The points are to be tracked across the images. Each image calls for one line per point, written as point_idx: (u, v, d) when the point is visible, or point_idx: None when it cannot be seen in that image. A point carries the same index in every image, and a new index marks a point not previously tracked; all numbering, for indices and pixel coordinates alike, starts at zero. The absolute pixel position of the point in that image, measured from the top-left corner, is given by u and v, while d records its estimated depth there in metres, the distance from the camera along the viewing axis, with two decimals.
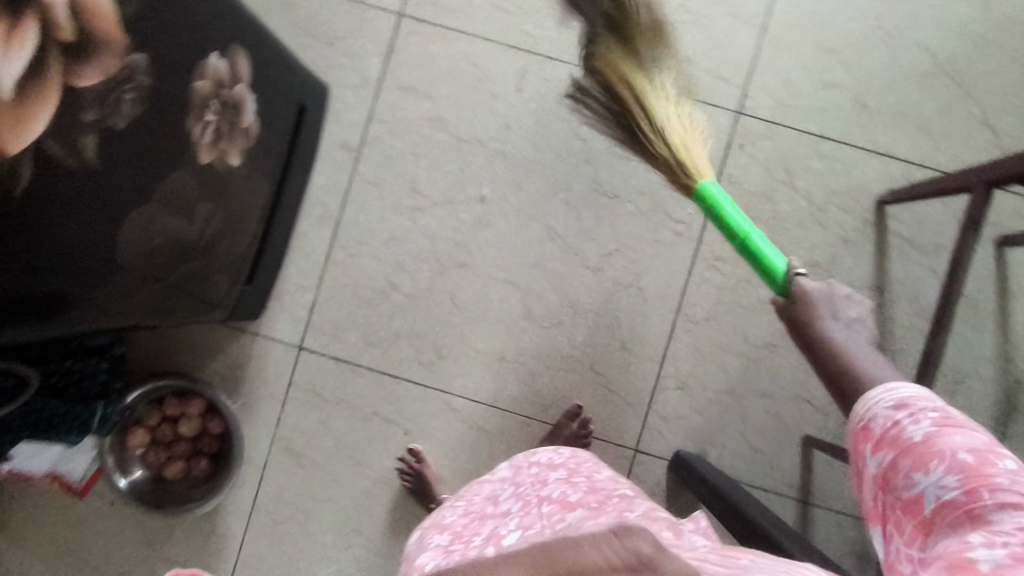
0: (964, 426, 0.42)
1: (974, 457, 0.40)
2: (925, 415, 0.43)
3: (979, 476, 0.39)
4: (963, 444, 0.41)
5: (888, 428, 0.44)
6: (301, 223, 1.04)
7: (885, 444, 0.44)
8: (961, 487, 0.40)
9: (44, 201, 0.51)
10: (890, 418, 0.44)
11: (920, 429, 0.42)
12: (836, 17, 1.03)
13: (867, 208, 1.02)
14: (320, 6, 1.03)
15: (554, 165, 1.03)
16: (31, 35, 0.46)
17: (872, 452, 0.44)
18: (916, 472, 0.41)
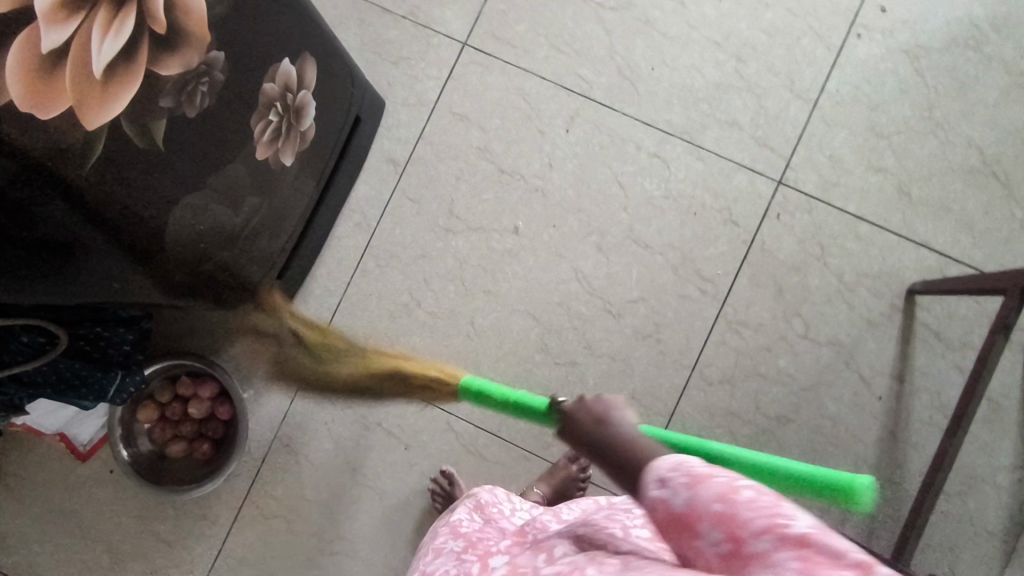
0: (706, 472, 0.40)
1: (724, 505, 0.37)
2: (678, 477, 0.40)
3: (734, 518, 0.37)
4: (711, 492, 0.38)
5: (657, 509, 0.41)
6: (338, 228, 1.06)
7: (665, 527, 0.40)
8: (729, 540, 0.37)
9: (110, 177, 0.54)
10: (655, 499, 0.41)
11: (678, 497, 0.40)
12: (888, 104, 1.04)
13: (897, 294, 1.01)
14: (391, 27, 1.08)
15: (591, 208, 1.05)
16: (128, 23, 0.49)
17: (662, 538, 0.41)
18: (697, 540, 0.38)
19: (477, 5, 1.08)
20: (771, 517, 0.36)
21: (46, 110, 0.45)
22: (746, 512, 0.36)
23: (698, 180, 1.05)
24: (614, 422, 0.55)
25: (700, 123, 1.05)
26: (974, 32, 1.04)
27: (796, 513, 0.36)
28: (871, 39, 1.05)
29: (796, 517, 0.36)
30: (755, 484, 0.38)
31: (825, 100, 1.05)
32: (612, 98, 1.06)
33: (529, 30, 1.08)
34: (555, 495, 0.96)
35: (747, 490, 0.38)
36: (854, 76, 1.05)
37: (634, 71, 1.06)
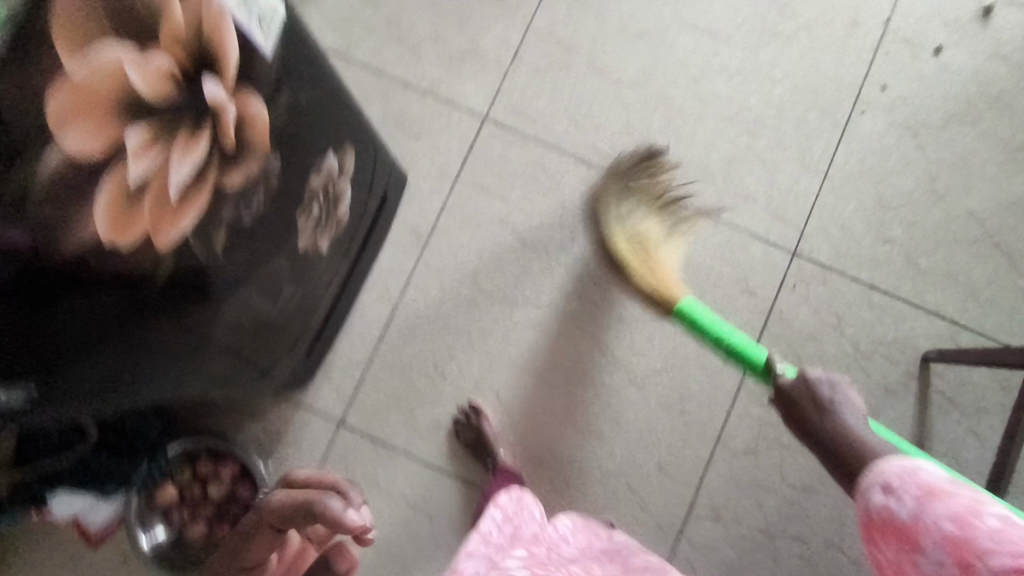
0: (947, 491, 0.44)
1: (955, 525, 0.42)
2: (912, 490, 0.45)
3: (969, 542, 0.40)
4: (943, 512, 0.43)
5: (882, 513, 0.47)
6: (360, 301, 1.07)
7: (890, 533, 0.46)
8: (953, 559, 0.41)
9: (169, 292, 0.54)
10: (883, 503, 0.47)
11: (908, 509, 0.45)
12: (894, 176, 1.08)
13: (912, 362, 1.04)
14: (413, 101, 1.10)
15: (612, 279, 1.07)
16: (203, 141, 0.49)
17: (884, 542, 0.46)
18: (917, 552, 0.43)
19: (497, 80, 1.10)
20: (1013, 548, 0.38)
21: (124, 242, 0.45)
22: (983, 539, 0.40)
23: (716, 250, 1.07)
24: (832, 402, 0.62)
25: (716, 196, 1.08)
26: (971, 109, 1.09)
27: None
28: (875, 115, 1.09)
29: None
30: (992, 515, 0.41)
31: (835, 173, 1.08)
32: (630, 171, 1.09)
33: (549, 104, 1.10)
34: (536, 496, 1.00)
35: (990, 518, 0.41)
36: (861, 149, 1.09)
37: (651, 146, 1.09)
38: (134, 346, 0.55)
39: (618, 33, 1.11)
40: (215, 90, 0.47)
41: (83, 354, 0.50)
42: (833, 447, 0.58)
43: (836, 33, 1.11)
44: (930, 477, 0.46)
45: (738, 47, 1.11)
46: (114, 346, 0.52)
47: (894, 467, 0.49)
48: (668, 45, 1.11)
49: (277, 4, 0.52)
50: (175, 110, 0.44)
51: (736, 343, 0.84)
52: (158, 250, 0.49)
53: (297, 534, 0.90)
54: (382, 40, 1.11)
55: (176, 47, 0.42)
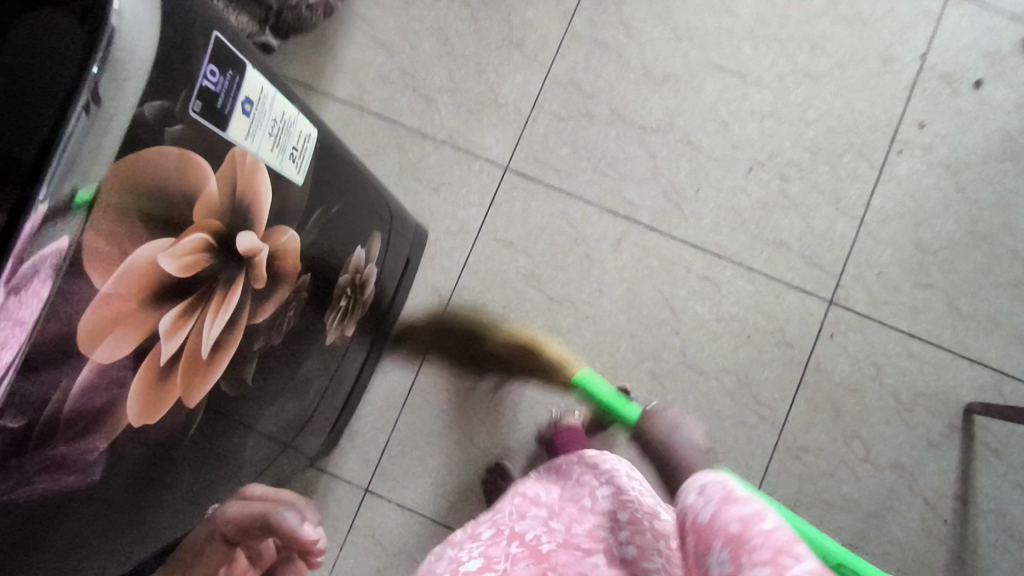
0: (739, 499, 0.49)
1: (742, 526, 0.47)
2: (709, 496, 0.50)
3: (746, 538, 0.46)
4: (738, 514, 0.48)
5: (692, 514, 0.51)
6: (384, 362, 1.03)
7: (690, 530, 0.50)
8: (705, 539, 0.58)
9: (187, 422, 0.46)
10: (694, 503, 0.51)
11: (711, 511, 0.49)
12: (934, 220, 1.04)
13: (954, 413, 1.01)
14: (430, 152, 1.05)
15: (642, 335, 1.03)
16: (239, 289, 0.45)
17: (688, 539, 0.50)
18: (712, 552, 0.47)
19: (516, 128, 1.06)
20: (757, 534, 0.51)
21: (153, 415, 0.41)
22: (756, 539, 0.45)
23: (749, 302, 1.03)
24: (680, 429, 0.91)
25: (748, 244, 1.04)
26: (1013, 147, 1.04)
27: (764, 532, 0.46)
28: (912, 155, 1.05)
29: (754, 529, 0.46)
30: (749, 516, 0.47)
31: (872, 218, 1.04)
32: (658, 221, 1.04)
33: (572, 153, 1.06)
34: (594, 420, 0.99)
35: (742, 522, 0.47)
36: (899, 193, 1.04)
37: (680, 193, 1.05)
38: (151, 482, 0.46)
39: (641, 77, 1.07)
40: (249, 242, 0.43)
41: (113, 511, 0.43)
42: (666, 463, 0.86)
43: (869, 70, 1.06)
44: (712, 494, 0.50)
45: (768, 87, 1.06)
46: (129, 490, 0.43)
47: (700, 474, 0.54)
48: (694, 87, 1.06)
49: (311, 127, 0.48)
50: (212, 274, 0.40)
51: (606, 398, 0.95)
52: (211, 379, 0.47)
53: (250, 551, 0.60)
54: (395, 89, 1.06)
55: (210, 215, 0.38)
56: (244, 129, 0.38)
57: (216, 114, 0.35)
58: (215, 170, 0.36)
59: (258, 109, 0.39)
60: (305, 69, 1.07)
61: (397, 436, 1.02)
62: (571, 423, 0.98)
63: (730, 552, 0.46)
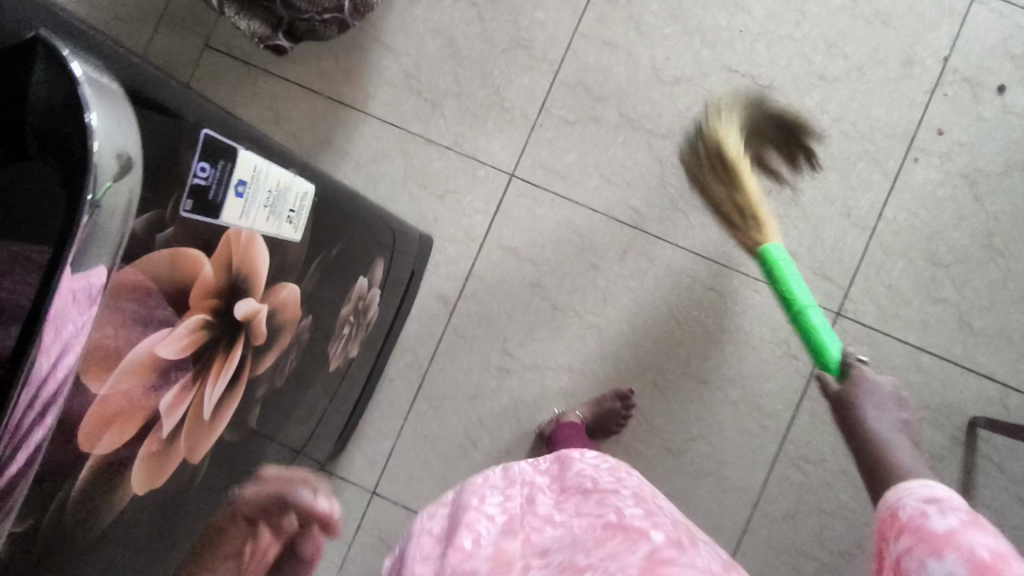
0: (977, 523, 0.47)
1: (962, 526, 0.47)
2: (952, 514, 0.49)
3: (954, 533, 0.47)
4: (985, 542, 0.45)
5: (917, 519, 0.50)
6: (390, 368, 1.04)
7: (904, 531, 0.50)
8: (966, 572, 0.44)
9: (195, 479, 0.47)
10: (919, 510, 0.51)
11: (948, 524, 0.48)
12: (949, 231, 1.02)
13: (957, 426, 1.01)
14: (435, 158, 1.04)
15: (647, 344, 1.03)
16: (239, 351, 0.45)
17: (897, 539, 0.50)
18: (926, 551, 0.47)
19: (523, 133, 1.04)
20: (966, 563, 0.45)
21: (158, 480, 0.41)
22: None
23: (756, 312, 1.02)
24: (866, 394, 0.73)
25: None
26: None
27: (986, 533, 0.46)
28: (928, 163, 1.02)
29: (985, 533, 0.46)
30: (969, 528, 0.47)
31: (884, 228, 1.02)
32: (665, 229, 1.03)
33: (579, 159, 1.04)
34: (595, 422, 0.99)
35: (948, 518, 0.48)
36: (912, 202, 1.02)
37: (688, 201, 1.03)
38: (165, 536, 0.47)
39: (651, 79, 1.04)
40: (246, 306, 0.43)
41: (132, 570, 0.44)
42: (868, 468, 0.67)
43: (887, 73, 1.03)
44: (928, 502, 0.51)
45: (781, 91, 1.03)
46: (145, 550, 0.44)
47: (909, 490, 0.54)
48: (705, 90, 1.03)
49: (307, 185, 0.48)
50: (211, 346, 0.41)
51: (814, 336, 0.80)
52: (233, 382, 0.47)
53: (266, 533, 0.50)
54: (400, 92, 1.05)
55: (208, 294, 0.38)
56: (238, 210, 0.38)
57: (208, 205, 0.35)
58: (210, 255, 0.36)
59: (252, 188, 0.39)
60: (308, 70, 1.06)
61: (403, 440, 1.03)
62: (572, 420, 0.98)
63: (986, 552, 0.44)
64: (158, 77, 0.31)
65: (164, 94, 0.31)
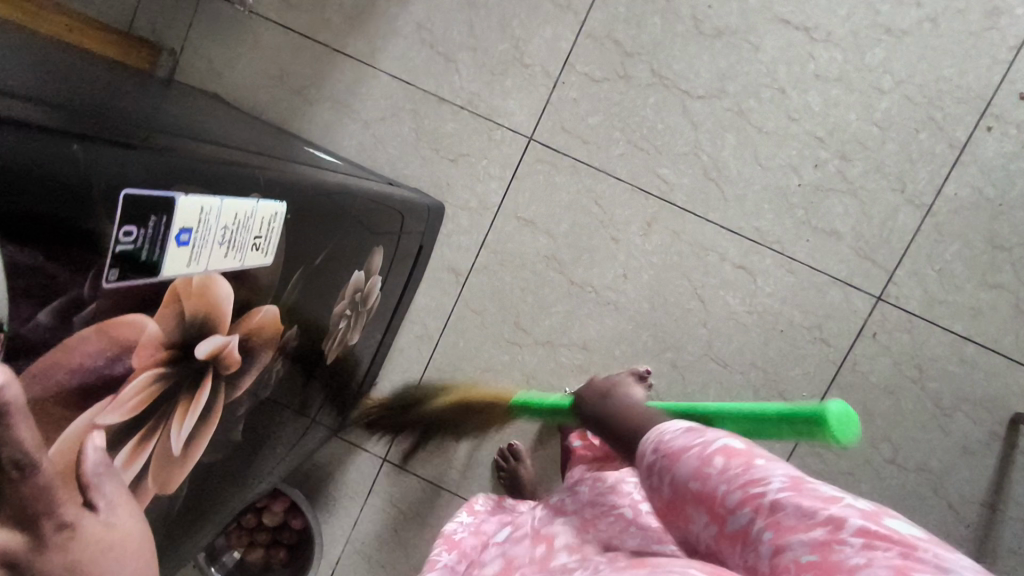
0: (682, 451, 0.47)
1: (699, 481, 0.44)
2: (691, 438, 0.47)
3: (756, 495, 0.41)
4: (686, 473, 0.45)
5: (655, 493, 0.48)
6: (400, 339, 1.03)
7: (664, 508, 0.48)
8: (703, 479, 0.44)
9: (175, 505, 0.46)
10: (652, 482, 0.48)
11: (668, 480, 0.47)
12: (1016, 210, 0.90)
13: (999, 421, 0.93)
14: (447, 120, 0.98)
15: (665, 324, 0.98)
16: (209, 385, 0.43)
17: (669, 518, 0.48)
18: (707, 517, 0.44)
19: (543, 93, 0.96)
20: (743, 484, 0.42)
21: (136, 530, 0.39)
22: (723, 480, 0.43)
23: (788, 294, 0.95)
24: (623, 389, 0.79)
25: (794, 231, 0.94)
26: None
27: (764, 470, 0.43)
28: (1002, 132, 0.90)
29: (765, 479, 0.42)
30: (731, 451, 0.45)
31: (941, 205, 0.92)
32: (694, 202, 0.95)
33: (602, 122, 0.95)
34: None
35: (717, 459, 0.44)
36: (977, 176, 0.91)
37: (721, 172, 0.94)
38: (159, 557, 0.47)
39: (689, 31, 0.93)
40: (210, 346, 0.40)
41: None
42: (616, 418, 0.70)
43: (966, 25, 0.89)
44: (688, 434, 0.48)
45: (838, 46, 0.91)
46: None
47: (645, 440, 0.51)
48: (751, 45, 0.92)
49: (276, 204, 0.43)
50: (168, 395, 0.38)
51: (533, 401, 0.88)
52: (169, 338, 0.35)
53: (76, 492, 0.31)
54: (410, 45, 0.98)
55: (155, 350, 0.35)
56: (184, 259, 0.34)
57: (141, 267, 0.31)
58: (150, 314, 0.33)
59: (200, 232, 0.35)
60: (312, 19, 0.99)
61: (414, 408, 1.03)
62: None
63: (812, 556, 0.37)
64: (37, 137, 0.25)
65: (45, 161, 0.25)
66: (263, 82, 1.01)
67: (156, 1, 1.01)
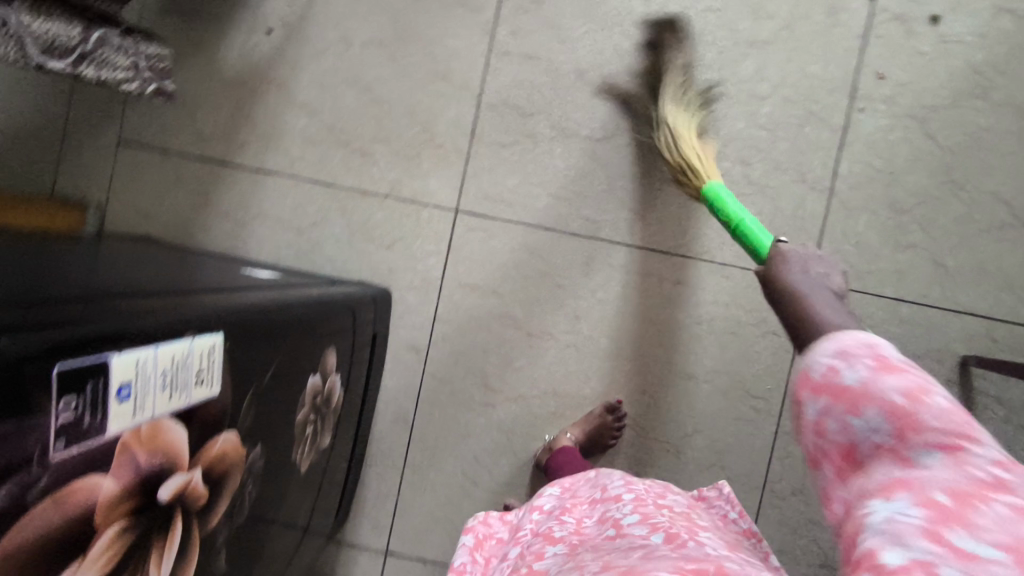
0: (900, 366, 0.43)
1: (907, 400, 0.41)
2: (916, 368, 0.43)
3: (956, 446, 0.39)
4: (895, 385, 0.41)
5: (826, 376, 0.44)
6: (376, 428, 1.04)
7: (818, 389, 0.44)
8: (908, 400, 0.41)
9: None
10: (830, 365, 0.44)
11: (858, 375, 0.43)
12: (907, 175, 0.98)
13: (950, 369, 0.98)
14: (376, 210, 1.03)
15: (625, 351, 1.01)
16: (181, 523, 0.44)
17: (807, 399, 0.45)
18: (882, 421, 0.41)
19: (460, 166, 1.02)
20: (952, 428, 0.39)
21: None
22: (930, 414, 0.40)
23: (730, 298, 1.00)
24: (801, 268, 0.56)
25: (719, 239, 1.00)
26: (979, 80, 0.96)
27: (976, 432, 0.40)
28: (875, 111, 0.98)
29: (974, 439, 0.39)
30: (953, 403, 0.41)
31: (840, 185, 0.99)
32: (622, 233, 1.01)
33: (520, 180, 1.01)
34: (589, 441, 0.97)
35: (937, 398, 0.41)
36: (865, 154, 0.99)
37: (639, 201, 1.00)
38: None
39: (577, 82, 1.00)
40: (172, 485, 0.42)
41: None
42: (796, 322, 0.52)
43: (817, 26, 0.98)
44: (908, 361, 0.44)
45: (712, 68, 1.00)
46: None
47: (844, 332, 0.46)
48: (636, 83, 1.00)
49: (213, 337, 0.45)
50: (139, 541, 0.39)
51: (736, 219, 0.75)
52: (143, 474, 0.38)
53: None
54: (326, 149, 1.03)
55: (115, 501, 0.37)
56: (128, 413, 0.36)
57: (86, 432, 0.33)
58: (103, 471, 0.35)
59: (140, 384, 0.37)
60: (229, 144, 1.04)
61: (403, 494, 1.03)
62: (565, 444, 0.96)
63: (946, 500, 0.37)
64: None
65: None
66: (193, 213, 1.05)
67: (74, 162, 1.05)
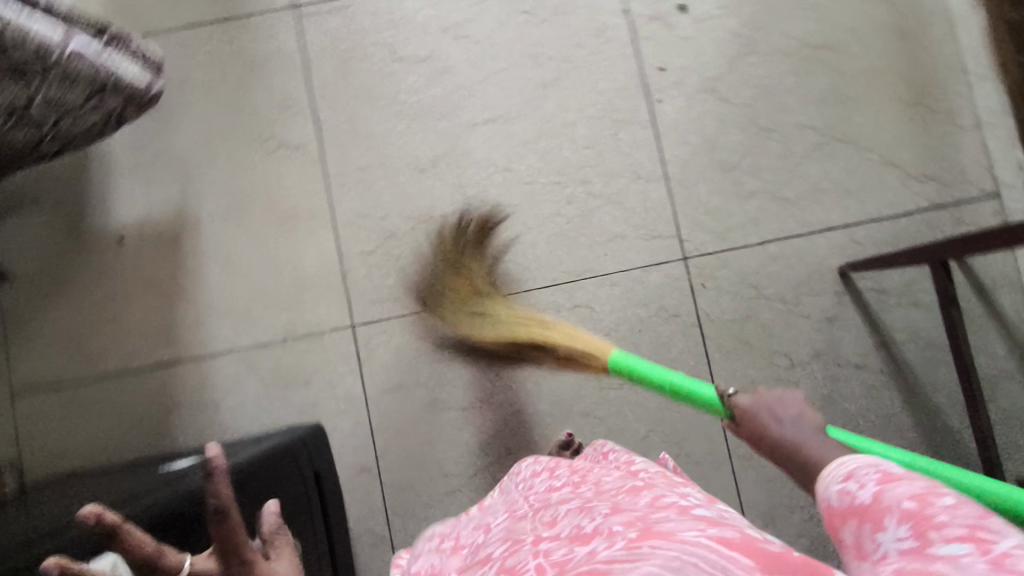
0: (905, 476, 0.45)
1: (917, 503, 0.42)
2: (923, 479, 0.44)
3: (981, 534, 0.37)
4: (904, 492, 0.43)
5: (845, 501, 0.46)
6: (360, 558, 1.03)
7: (846, 517, 0.46)
8: (917, 501, 0.42)
9: None
10: (845, 491, 0.47)
11: (870, 493, 0.45)
12: (721, 138, 1.09)
13: (835, 282, 1.06)
14: (280, 356, 1.06)
15: (555, 387, 1.05)
16: None
17: (841, 529, 0.46)
18: (902, 527, 0.41)
19: (340, 286, 1.07)
20: (969, 521, 0.39)
21: None
22: (941, 512, 0.40)
23: (624, 302, 1.06)
24: (780, 414, 0.66)
25: (592, 254, 1.07)
26: (739, 41, 1.09)
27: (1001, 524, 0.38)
28: (671, 97, 1.10)
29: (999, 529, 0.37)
30: (964, 501, 0.41)
31: (672, 169, 1.09)
32: (508, 284, 1.06)
33: (398, 276, 1.07)
34: None
35: (947, 497, 0.41)
36: (679, 134, 1.09)
37: (509, 251, 1.07)
38: None
39: (413, 173, 1.08)
40: None
41: None
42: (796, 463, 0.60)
43: (591, 50, 1.10)
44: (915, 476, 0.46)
45: (522, 116, 1.10)
46: None
47: (854, 461, 0.50)
48: (463, 155, 1.09)
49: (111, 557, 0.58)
50: None
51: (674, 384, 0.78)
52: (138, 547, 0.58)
53: None
54: (213, 320, 1.07)
55: None
56: None
57: None
58: None
59: None
60: (122, 351, 1.06)
61: None
62: None
63: None
64: None
65: None
66: (110, 428, 1.05)
67: None
